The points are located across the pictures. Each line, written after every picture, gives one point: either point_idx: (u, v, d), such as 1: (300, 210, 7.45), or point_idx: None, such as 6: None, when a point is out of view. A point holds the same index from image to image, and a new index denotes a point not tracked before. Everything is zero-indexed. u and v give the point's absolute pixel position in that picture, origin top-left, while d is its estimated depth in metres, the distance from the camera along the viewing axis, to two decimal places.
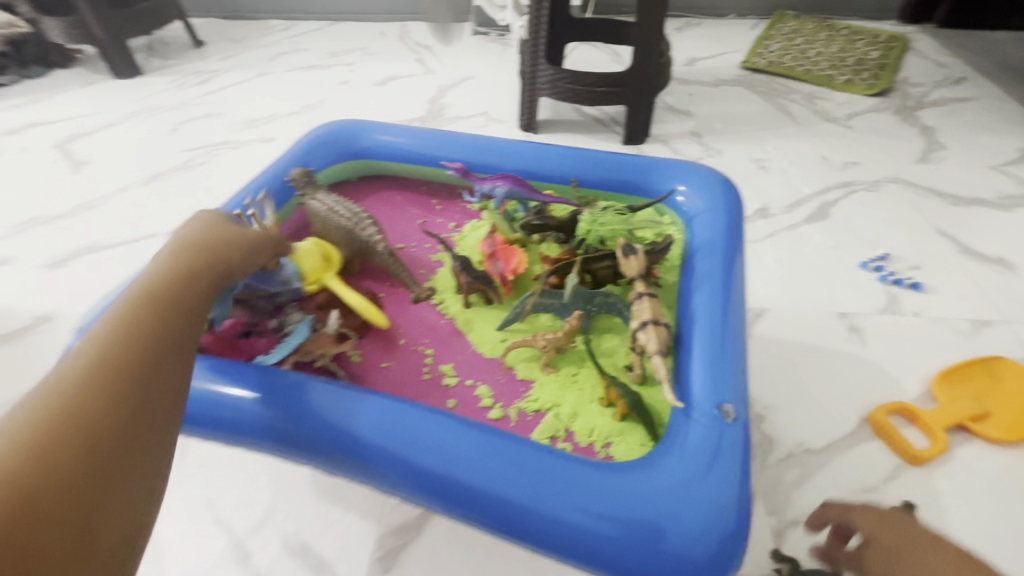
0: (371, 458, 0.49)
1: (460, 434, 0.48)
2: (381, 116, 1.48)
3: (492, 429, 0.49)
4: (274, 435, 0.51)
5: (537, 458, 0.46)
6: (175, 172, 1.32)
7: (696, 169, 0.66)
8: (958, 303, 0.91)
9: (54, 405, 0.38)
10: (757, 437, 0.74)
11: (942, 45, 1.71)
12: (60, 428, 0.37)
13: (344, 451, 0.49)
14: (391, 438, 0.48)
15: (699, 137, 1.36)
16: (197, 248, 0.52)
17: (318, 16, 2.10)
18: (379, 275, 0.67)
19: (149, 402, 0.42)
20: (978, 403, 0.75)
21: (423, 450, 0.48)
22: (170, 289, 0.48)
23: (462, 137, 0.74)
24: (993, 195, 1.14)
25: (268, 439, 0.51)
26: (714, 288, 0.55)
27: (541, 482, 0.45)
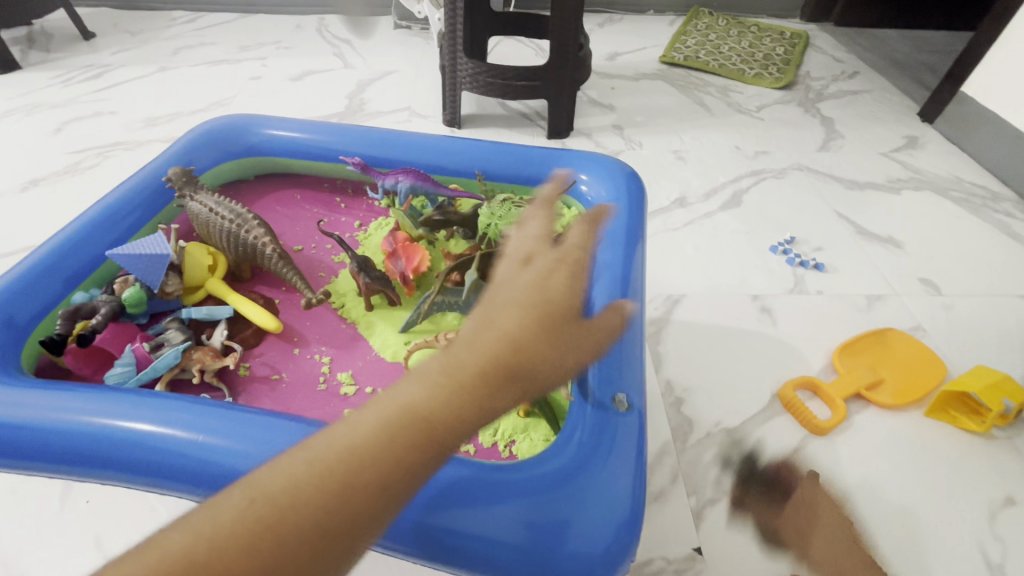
0: None
1: None
2: (296, 113, 1.41)
3: None
4: (156, 466, 0.48)
5: None
6: (59, 177, 1.19)
7: (598, 157, 0.67)
8: (856, 281, 0.98)
9: (257, 499, 0.27)
10: (677, 420, 0.76)
11: (839, 42, 1.84)
12: (216, 544, 0.25)
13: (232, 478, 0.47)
14: None
15: (621, 130, 1.38)
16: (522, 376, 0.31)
17: (227, 8, 1.97)
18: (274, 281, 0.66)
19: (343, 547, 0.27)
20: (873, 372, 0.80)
21: None
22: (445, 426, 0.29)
23: (362, 131, 0.71)
24: (883, 180, 1.23)
25: (152, 471, 0.48)
26: (614, 277, 0.55)
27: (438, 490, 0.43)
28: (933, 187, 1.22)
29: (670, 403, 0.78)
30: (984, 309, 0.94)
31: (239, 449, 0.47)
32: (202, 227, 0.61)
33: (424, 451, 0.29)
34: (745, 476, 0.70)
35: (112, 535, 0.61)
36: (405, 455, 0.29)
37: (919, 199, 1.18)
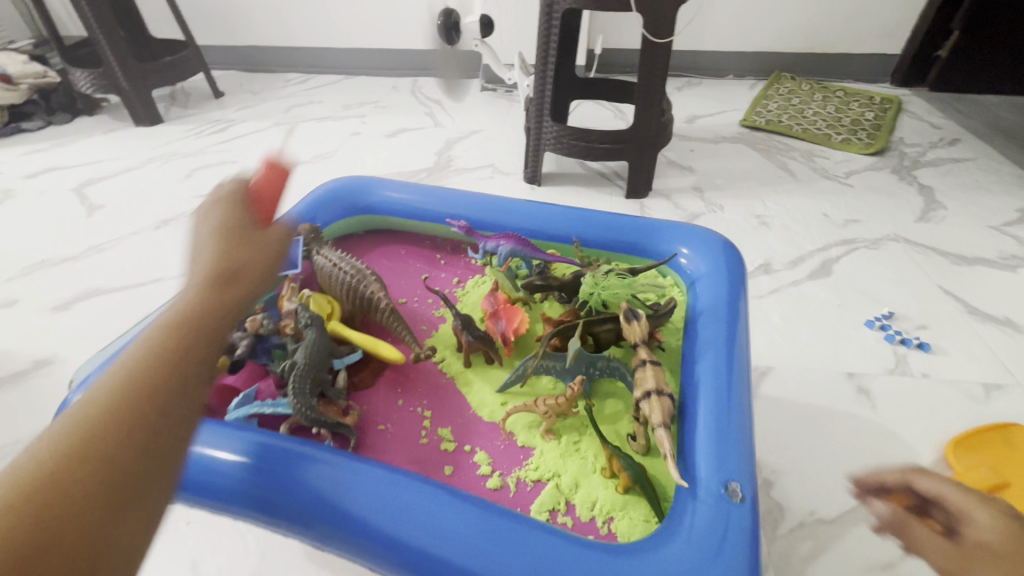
0: (361, 535, 0.47)
1: (459, 514, 0.46)
2: (389, 167, 1.53)
3: (490, 505, 0.47)
4: (255, 504, 0.49)
5: (537, 540, 0.44)
6: (185, 217, 1.35)
7: (698, 231, 0.67)
8: (968, 365, 0.90)
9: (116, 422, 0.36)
10: (766, 504, 0.71)
11: (935, 108, 1.77)
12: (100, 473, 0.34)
13: (332, 526, 0.48)
14: (386, 514, 0.47)
15: (700, 192, 1.39)
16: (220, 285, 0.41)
17: (334, 71, 2.20)
18: (380, 331, 0.68)
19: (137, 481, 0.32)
20: (997, 472, 0.72)
21: (416, 528, 0.46)
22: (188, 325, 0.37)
23: (466, 196, 0.76)
24: (995, 255, 1.14)
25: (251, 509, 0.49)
26: (718, 356, 0.54)
27: (540, 567, 0.43)
28: None
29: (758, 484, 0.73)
30: None
31: (341, 500, 0.48)
32: (325, 278, 0.67)
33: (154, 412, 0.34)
34: None
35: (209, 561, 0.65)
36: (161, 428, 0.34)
37: None
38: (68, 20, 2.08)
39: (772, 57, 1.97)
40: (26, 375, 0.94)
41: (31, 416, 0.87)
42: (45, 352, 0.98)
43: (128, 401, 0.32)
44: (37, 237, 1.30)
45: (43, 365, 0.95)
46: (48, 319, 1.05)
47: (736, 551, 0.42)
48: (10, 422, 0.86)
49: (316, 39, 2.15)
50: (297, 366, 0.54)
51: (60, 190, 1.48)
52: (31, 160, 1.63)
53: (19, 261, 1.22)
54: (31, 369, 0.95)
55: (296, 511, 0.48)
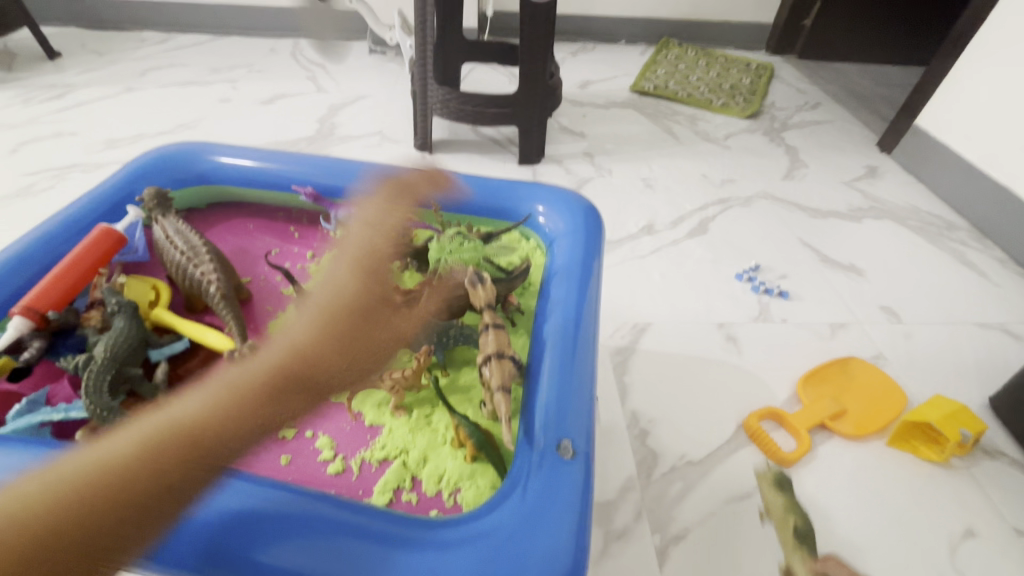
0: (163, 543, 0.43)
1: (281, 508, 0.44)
2: (265, 137, 1.39)
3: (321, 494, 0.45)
4: None
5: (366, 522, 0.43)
6: (11, 200, 1.14)
7: (558, 191, 0.67)
8: (818, 309, 0.99)
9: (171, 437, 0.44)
10: (642, 453, 0.74)
11: (802, 74, 1.92)
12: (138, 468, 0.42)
13: None
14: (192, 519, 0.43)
15: (591, 157, 1.40)
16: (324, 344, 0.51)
17: (200, 30, 1.95)
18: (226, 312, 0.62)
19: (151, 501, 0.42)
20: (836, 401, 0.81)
21: (229, 529, 0.43)
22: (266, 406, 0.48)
23: (316, 160, 0.70)
24: (844, 208, 1.27)
25: None
26: (567, 317, 0.55)
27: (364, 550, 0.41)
28: (892, 217, 1.25)
29: (635, 435, 0.76)
30: (942, 338, 0.95)
31: None
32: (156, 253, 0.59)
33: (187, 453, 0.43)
34: (708, 512, 0.69)
35: None
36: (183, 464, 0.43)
37: (878, 227, 1.21)
38: None
39: (660, 23, 2.01)
40: None
41: None
42: None
43: (151, 460, 0.42)
44: None
45: None
46: None
47: (566, 504, 0.43)
48: None
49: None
50: (94, 364, 0.49)
51: None
52: None
53: None
54: None
55: None
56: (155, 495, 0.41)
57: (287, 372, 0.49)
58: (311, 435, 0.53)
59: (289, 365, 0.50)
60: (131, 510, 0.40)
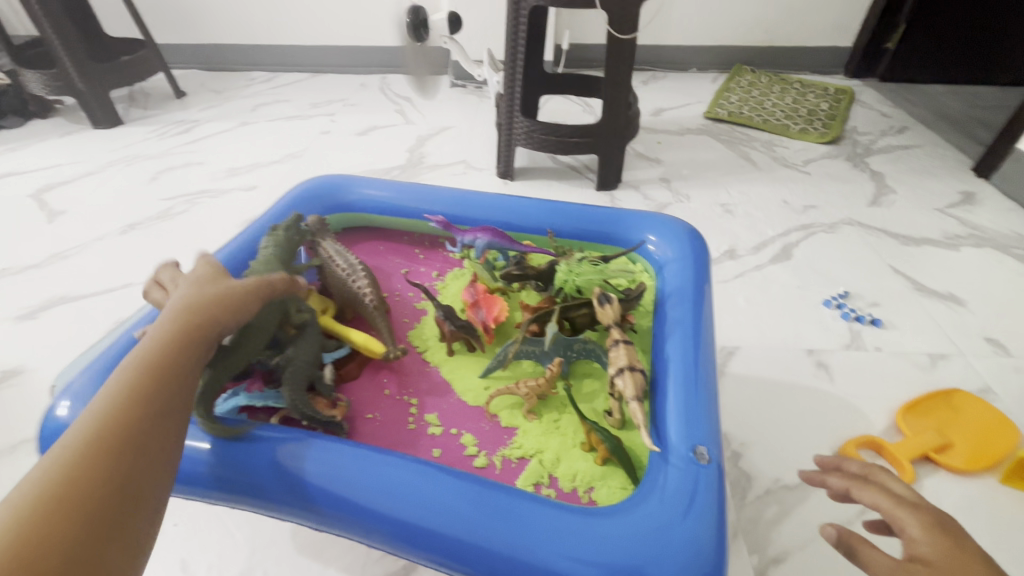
0: (344, 508, 0.51)
1: (444, 486, 0.50)
2: (362, 165, 1.53)
3: (476, 479, 0.51)
4: (218, 484, 0.53)
5: (518, 505, 0.49)
6: (154, 221, 1.32)
7: (666, 221, 0.71)
8: (915, 338, 0.96)
9: (136, 374, 0.44)
10: (736, 474, 0.76)
11: (885, 98, 1.87)
12: (121, 407, 0.42)
13: (310, 500, 0.51)
14: (367, 489, 0.51)
15: (668, 183, 1.44)
16: (190, 308, 0.50)
17: (300, 68, 2.17)
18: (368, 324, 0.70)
19: (163, 427, 0.43)
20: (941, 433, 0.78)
21: (400, 502, 0.50)
22: (175, 350, 0.46)
23: (441, 191, 0.78)
24: (939, 235, 1.23)
25: (214, 489, 0.54)
26: (685, 333, 0.58)
27: (519, 529, 0.47)
28: (994, 244, 1.20)
29: (728, 456, 0.78)
30: None
31: (322, 476, 0.52)
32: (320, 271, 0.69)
33: (176, 380, 0.45)
34: (808, 536, 0.69)
35: (199, 559, 0.66)
36: (180, 402, 0.45)
37: (978, 256, 1.16)
38: (14, 18, 1.99)
39: (733, 50, 2.03)
40: None
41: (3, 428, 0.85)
42: (13, 363, 0.96)
43: (144, 385, 0.43)
44: None
45: (13, 376, 0.93)
46: (13, 330, 1.02)
47: (707, 505, 0.47)
48: None
49: (281, 37, 2.11)
50: (293, 361, 0.57)
51: (18, 196, 1.43)
52: None
53: None
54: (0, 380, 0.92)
55: (268, 490, 0.52)
56: (144, 413, 0.42)
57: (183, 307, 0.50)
58: (454, 433, 0.58)
59: (189, 304, 0.50)
60: (151, 425, 0.42)
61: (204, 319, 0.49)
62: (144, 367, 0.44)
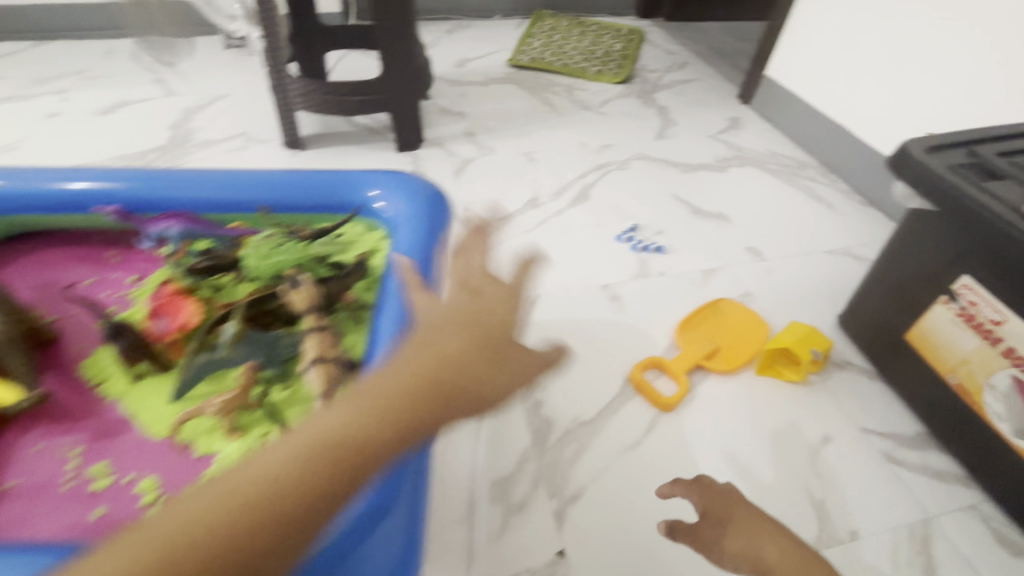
0: None
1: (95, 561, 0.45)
2: (108, 152, 1.25)
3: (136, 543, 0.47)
4: None
5: None
6: None
7: (398, 177, 0.73)
8: (692, 258, 1.05)
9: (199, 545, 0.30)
10: (537, 422, 0.76)
11: (670, 36, 2.00)
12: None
13: None
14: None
15: (472, 136, 1.39)
16: (382, 414, 0.36)
17: (15, 35, 1.70)
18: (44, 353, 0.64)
19: None
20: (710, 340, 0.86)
21: None
22: (273, 509, 0.32)
23: (135, 172, 0.73)
24: (712, 159, 1.35)
25: None
26: (394, 311, 0.60)
27: None
28: (754, 163, 1.35)
29: (529, 406, 0.78)
30: (801, 268, 1.05)
31: None
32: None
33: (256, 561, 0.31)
34: (601, 466, 0.72)
35: None
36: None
37: (741, 175, 1.30)
38: None
39: None
40: None
41: None
42: None
43: (210, 559, 0.30)
44: None
45: None
46: None
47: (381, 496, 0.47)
48: None
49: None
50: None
51: None
52: None
53: None
54: None
55: None
56: None
57: (327, 439, 0.34)
58: (129, 479, 0.54)
59: (343, 427, 0.35)
60: None
61: (364, 431, 0.35)
62: (220, 528, 0.30)
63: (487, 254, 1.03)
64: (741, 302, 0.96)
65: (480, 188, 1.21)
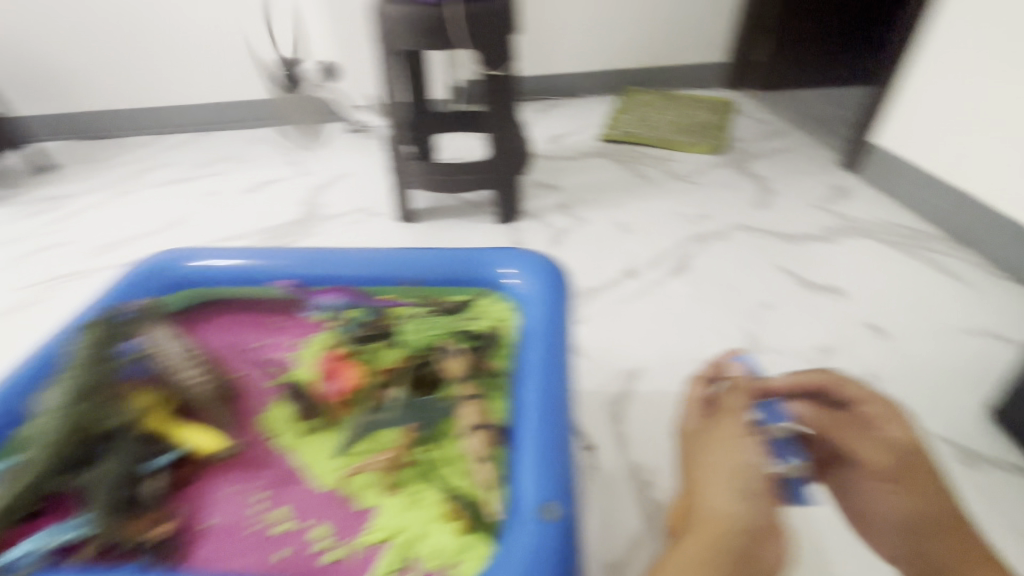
0: None
1: None
2: (251, 225, 1.42)
3: None
4: None
5: None
6: (9, 314, 1.17)
7: (524, 254, 0.66)
8: (805, 334, 1.00)
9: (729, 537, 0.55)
10: (646, 508, 0.74)
11: (761, 105, 2.00)
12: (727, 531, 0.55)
13: None
14: None
15: (568, 208, 1.45)
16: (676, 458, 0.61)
17: (185, 130, 1.95)
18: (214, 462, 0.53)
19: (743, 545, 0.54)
20: None
21: None
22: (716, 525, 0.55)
23: (292, 251, 0.68)
24: (819, 230, 1.30)
25: None
26: (541, 376, 0.54)
27: None
28: (866, 233, 1.28)
29: (637, 489, 0.76)
30: (934, 350, 0.96)
31: None
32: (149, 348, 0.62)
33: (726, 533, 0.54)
34: None
35: None
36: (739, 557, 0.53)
37: (854, 247, 1.24)
38: None
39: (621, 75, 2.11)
40: None
41: None
42: None
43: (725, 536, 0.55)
44: None
45: None
46: None
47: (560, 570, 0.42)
48: None
49: (137, 97, 1.88)
50: (89, 485, 0.47)
51: None
52: None
53: None
54: None
55: None
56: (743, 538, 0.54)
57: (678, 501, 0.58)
58: (308, 526, 0.48)
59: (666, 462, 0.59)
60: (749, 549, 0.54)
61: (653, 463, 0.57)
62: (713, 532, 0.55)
63: (586, 325, 1.04)
64: None
65: (578, 258, 1.24)
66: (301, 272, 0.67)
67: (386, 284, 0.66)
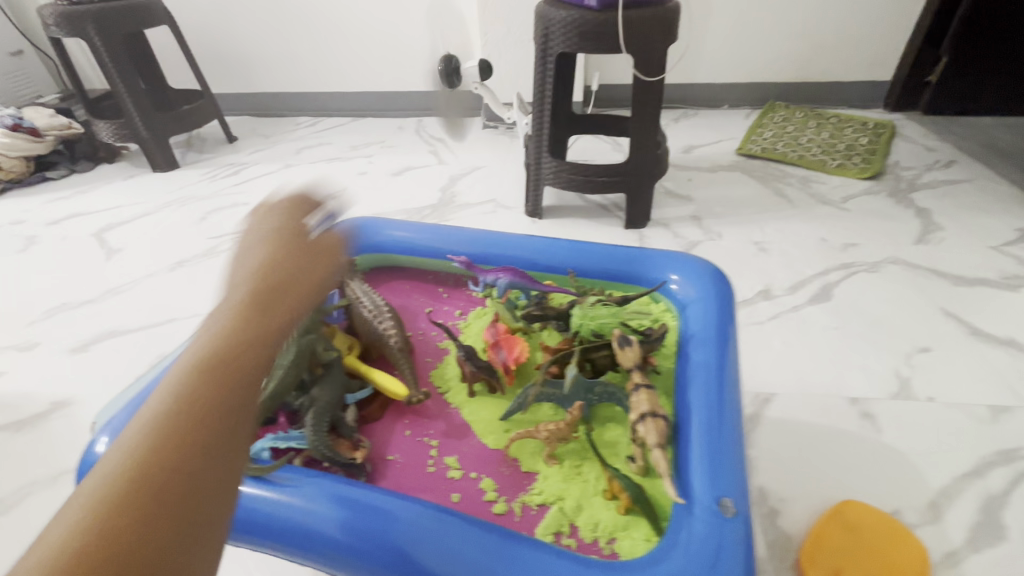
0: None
1: (471, 536, 0.49)
2: (394, 204, 1.56)
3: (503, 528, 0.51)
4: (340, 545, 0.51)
5: (533, 554, 0.48)
6: (200, 258, 1.39)
7: (687, 260, 0.74)
8: (972, 388, 0.90)
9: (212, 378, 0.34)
10: (773, 536, 0.71)
11: (930, 131, 1.80)
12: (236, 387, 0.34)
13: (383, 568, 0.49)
14: (421, 548, 0.49)
15: (699, 220, 1.41)
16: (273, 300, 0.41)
17: (343, 114, 2.17)
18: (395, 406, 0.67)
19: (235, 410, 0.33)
20: None
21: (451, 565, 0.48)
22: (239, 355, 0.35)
23: (470, 234, 0.82)
24: (996, 275, 1.15)
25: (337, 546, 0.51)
26: (709, 380, 0.59)
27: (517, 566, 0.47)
28: None
29: (764, 514, 0.74)
30: None
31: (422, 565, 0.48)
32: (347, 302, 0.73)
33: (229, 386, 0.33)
34: None
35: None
36: (227, 392, 0.33)
37: None
38: (91, 73, 2.19)
39: (767, 88, 2.00)
40: (46, 417, 0.97)
41: (64, 455, 0.90)
42: (63, 394, 1.02)
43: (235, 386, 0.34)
44: (61, 280, 1.36)
45: (62, 407, 0.99)
46: (68, 360, 1.10)
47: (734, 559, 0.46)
48: (51, 459, 0.90)
49: (306, 84, 2.13)
50: (317, 403, 0.59)
51: (82, 235, 1.55)
52: (55, 208, 1.71)
53: (39, 305, 1.27)
54: (51, 411, 0.99)
55: (359, 559, 0.50)
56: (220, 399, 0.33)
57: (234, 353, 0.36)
58: (474, 476, 0.59)
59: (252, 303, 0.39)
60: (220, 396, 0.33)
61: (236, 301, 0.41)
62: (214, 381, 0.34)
63: None
64: (871, 516, 0.69)
65: None
66: (475, 251, 0.81)
67: (544, 271, 0.78)
